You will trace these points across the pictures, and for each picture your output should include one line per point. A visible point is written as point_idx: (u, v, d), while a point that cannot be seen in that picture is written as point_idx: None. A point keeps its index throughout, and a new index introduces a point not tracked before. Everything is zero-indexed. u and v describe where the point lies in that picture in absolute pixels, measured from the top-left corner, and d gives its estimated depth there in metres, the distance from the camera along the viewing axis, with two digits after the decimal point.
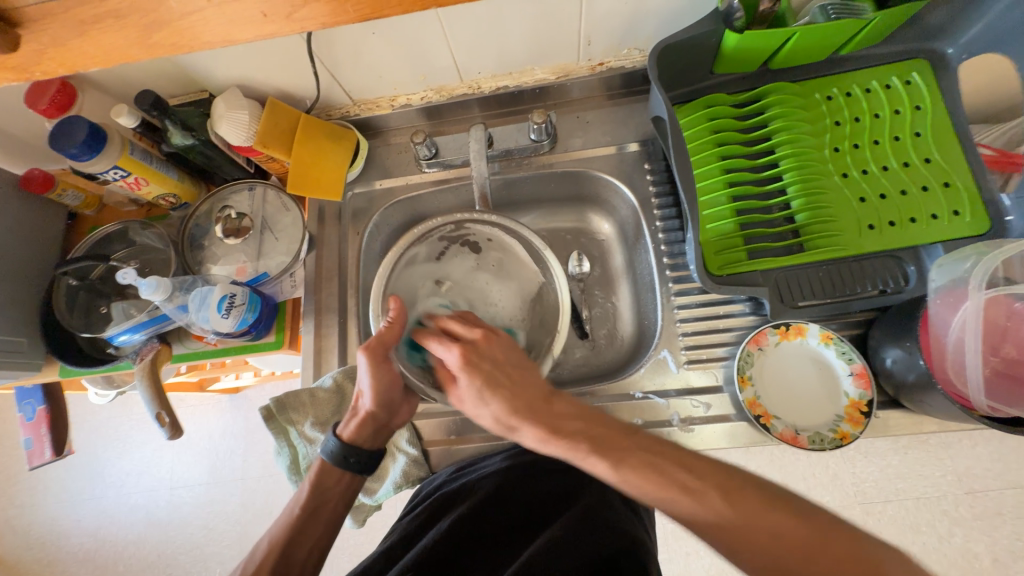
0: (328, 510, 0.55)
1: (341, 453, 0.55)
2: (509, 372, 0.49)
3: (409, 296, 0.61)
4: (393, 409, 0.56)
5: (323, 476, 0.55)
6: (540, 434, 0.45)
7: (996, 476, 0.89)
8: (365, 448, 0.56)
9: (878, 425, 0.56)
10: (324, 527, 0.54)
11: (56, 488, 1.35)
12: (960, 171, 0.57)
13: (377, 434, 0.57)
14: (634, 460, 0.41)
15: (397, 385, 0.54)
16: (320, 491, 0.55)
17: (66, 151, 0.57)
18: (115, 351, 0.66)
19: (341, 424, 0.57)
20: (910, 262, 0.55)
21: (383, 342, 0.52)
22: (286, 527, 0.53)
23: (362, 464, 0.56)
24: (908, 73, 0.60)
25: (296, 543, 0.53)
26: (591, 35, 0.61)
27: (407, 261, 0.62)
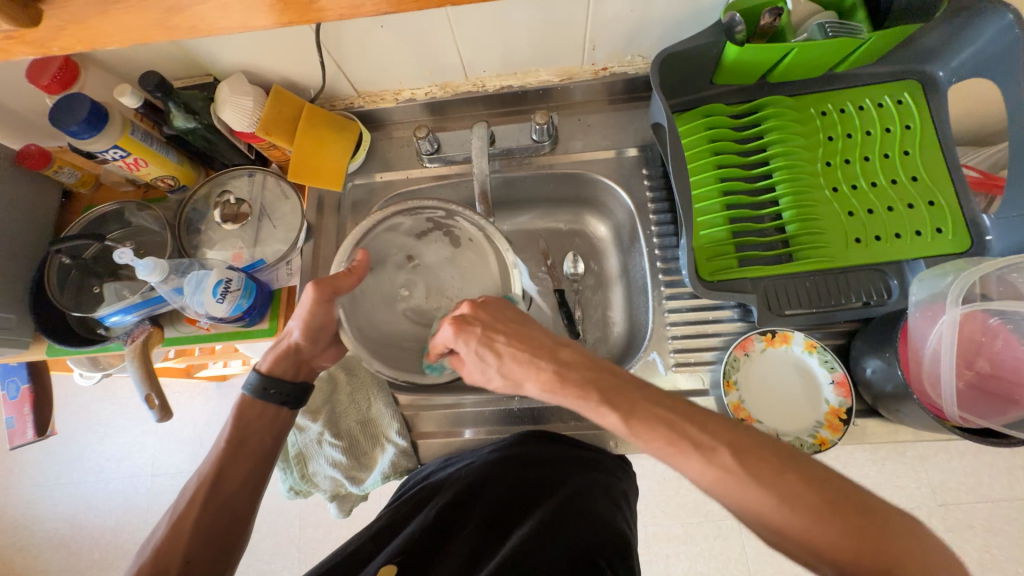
0: (253, 444, 0.55)
1: (262, 384, 0.56)
2: (501, 328, 0.50)
3: (376, 262, 0.60)
4: (320, 348, 0.57)
5: (246, 410, 0.56)
6: (544, 386, 0.48)
7: (970, 490, 0.93)
8: (285, 380, 0.56)
9: (857, 433, 0.58)
10: (252, 461, 0.55)
11: (33, 470, 1.33)
12: (944, 191, 0.59)
13: (299, 368, 0.58)
14: (645, 416, 0.45)
15: (330, 325, 0.56)
16: (243, 426, 0.55)
17: (66, 127, 0.56)
18: (105, 332, 0.65)
19: (263, 357, 0.58)
20: (893, 276, 0.57)
21: (334, 285, 0.53)
22: (214, 460, 0.54)
23: (282, 397, 0.56)
24: (899, 93, 0.62)
25: (225, 477, 0.53)
26: (596, 40, 0.63)
27: (389, 227, 0.61)
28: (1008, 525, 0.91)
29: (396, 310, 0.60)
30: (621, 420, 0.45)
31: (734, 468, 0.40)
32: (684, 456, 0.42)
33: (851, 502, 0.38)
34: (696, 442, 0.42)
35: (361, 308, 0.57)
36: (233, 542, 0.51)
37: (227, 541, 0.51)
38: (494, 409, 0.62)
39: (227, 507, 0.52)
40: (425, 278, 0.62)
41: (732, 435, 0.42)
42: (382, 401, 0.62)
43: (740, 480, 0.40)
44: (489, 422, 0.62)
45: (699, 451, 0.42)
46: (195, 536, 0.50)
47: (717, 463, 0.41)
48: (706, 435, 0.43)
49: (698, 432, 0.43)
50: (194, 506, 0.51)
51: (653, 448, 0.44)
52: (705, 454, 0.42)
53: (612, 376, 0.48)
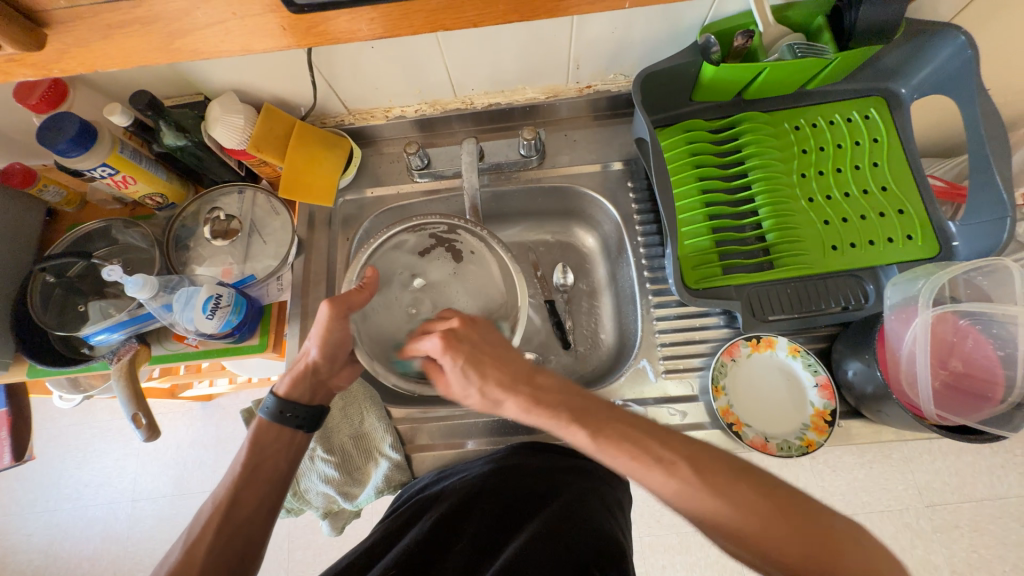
0: (271, 467, 0.54)
1: (279, 408, 0.55)
2: (485, 351, 0.51)
3: (383, 280, 0.61)
4: (337, 367, 0.57)
5: (261, 434, 0.55)
6: (522, 405, 0.49)
7: (954, 490, 0.95)
8: (302, 403, 0.56)
9: (842, 434, 0.59)
10: (269, 484, 0.53)
11: (5, 500, 1.27)
12: (912, 199, 0.62)
13: (315, 391, 0.57)
14: (612, 432, 0.45)
15: (347, 343, 0.55)
16: (259, 448, 0.54)
17: (53, 146, 0.56)
18: (90, 351, 0.64)
19: (280, 380, 0.57)
20: (869, 281, 0.60)
21: (351, 301, 0.53)
22: (228, 484, 0.52)
23: (299, 420, 0.56)
24: (867, 109, 0.66)
25: (239, 501, 0.51)
26: (580, 59, 0.65)
27: (394, 245, 0.63)
28: (993, 523, 0.93)
29: (403, 325, 0.60)
30: (588, 437, 0.45)
31: (693, 479, 0.42)
32: (647, 470, 0.43)
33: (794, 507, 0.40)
34: (656, 456, 0.43)
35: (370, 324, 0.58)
36: (245, 572, 0.49)
37: (240, 570, 0.49)
38: (487, 421, 0.62)
39: (242, 532, 0.50)
40: (432, 295, 0.63)
41: (690, 449, 0.43)
42: (375, 415, 0.62)
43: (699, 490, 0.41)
44: (483, 433, 0.63)
45: (660, 465, 0.43)
46: (208, 564, 0.47)
47: (679, 476, 0.42)
48: (667, 449, 0.43)
49: (659, 447, 0.44)
50: (209, 531, 0.49)
51: (622, 464, 0.44)
52: (665, 467, 0.43)
53: (580, 397, 0.48)
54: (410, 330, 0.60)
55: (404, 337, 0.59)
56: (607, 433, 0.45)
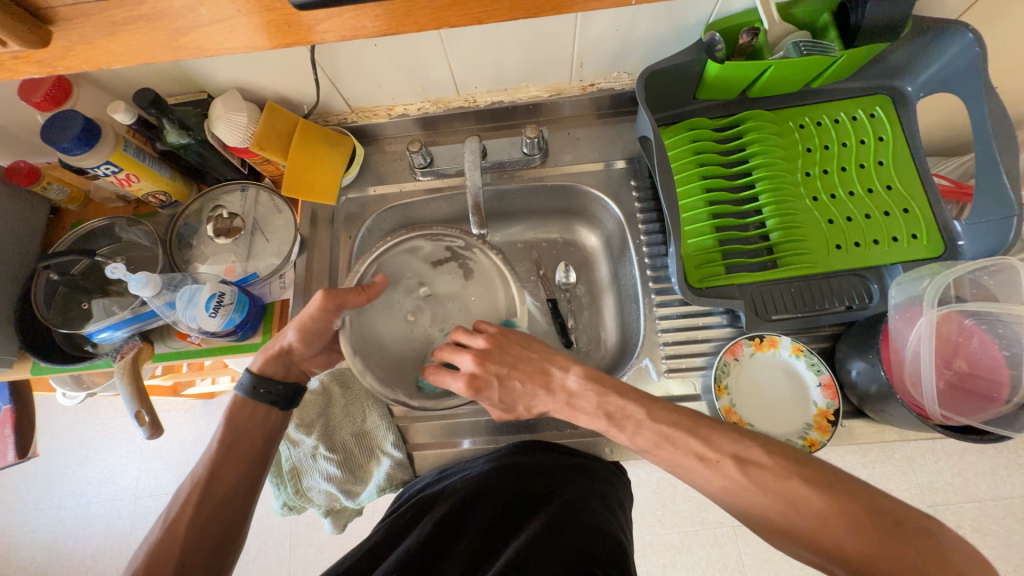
0: (247, 444, 0.54)
1: (252, 384, 0.55)
2: (515, 376, 0.51)
3: (386, 279, 0.59)
4: (313, 351, 0.56)
5: (236, 411, 0.55)
6: (561, 410, 0.53)
7: (957, 490, 0.95)
8: (277, 382, 0.56)
9: (845, 434, 0.59)
10: (248, 460, 0.54)
11: (10, 496, 1.28)
12: (917, 199, 0.62)
13: (289, 368, 0.57)
14: (649, 433, 0.48)
15: (328, 331, 0.54)
16: (236, 426, 0.54)
17: (58, 144, 0.56)
18: (93, 348, 0.64)
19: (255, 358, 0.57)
20: (873, 280, 0.60)
21: (341, 296, 0.52)
22: (207, 461, 0.53)
23: (273, 397, 0.55)
24: (872, 107, 0.65)
25: (218, 477, 0.52)
26: (584, 57, 0.65)
27: (408, 249, 0.60)
28: (996, 524, 0.93)
29: (397, 330, 0.57)
30: (625, 437, 0.49)
31: (740, 478, 0.43)
32: (693, 468, 0.45)
33: (863, 506, 0.39)
34: (700, 454, 0.45)
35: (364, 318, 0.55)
36: (227, 547, 0.50)
37: (221, 545, 0.49)
38: (489, 419, 0.62)
39: (225, 506, 0.51)
40: (433, 307, 0.60)
41: (738, 446, 0.45)
42: (377, 413, 0.62)
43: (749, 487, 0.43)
44: (486, 431, 0.63)
45: (705, 463, 0.45)
46: (188, 539, 0.48)
47: (725, 473, 0.44)
48: (711, 448, 0.45)
49: (704, 446, 0.45)
50: (188, 509, 0.50)
51: (665, 460, 0.47)
52: (710, 465, 0.45)
53: (616, 396, 0.49)
54: (403, 339, 0.57)
55: (394, 343, 0.56)
56: (645, 434, 0.48)
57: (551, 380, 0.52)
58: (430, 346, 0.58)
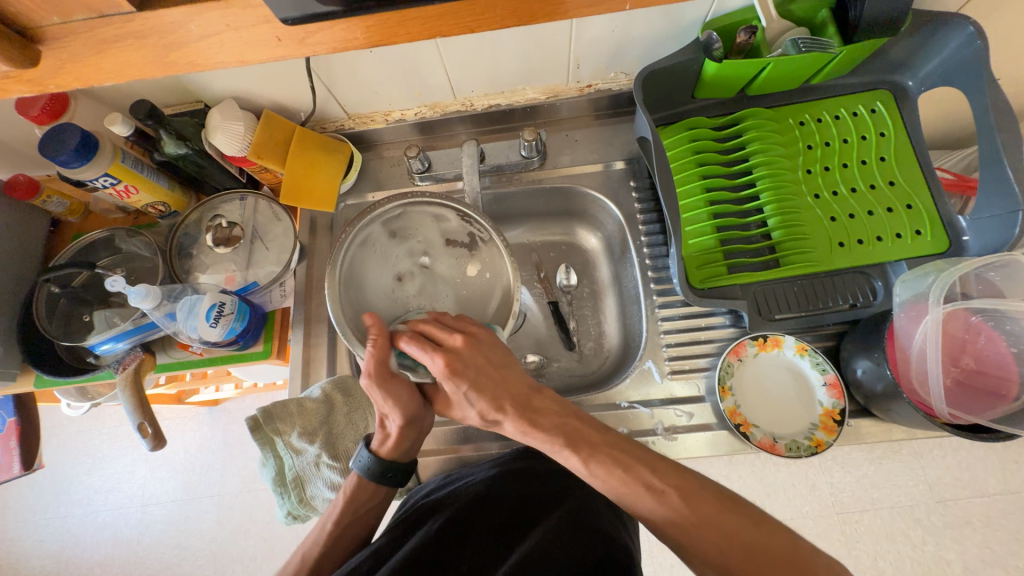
0: (365, 518, 0.57)
1: (380, 470, 0.55)
2: (490, 374, 0.50)
3: (399, 233, 0.58)
4: (420, 423, 0.56)
5: (358, 490, 0.56)
6: (519, 428, 0.50)
7: (966, 486, 0.94)
8: (399, 461, 0.56)
9: (851, 433, 0.59)
10: (360, 531, 0.57)
11: (18, 506, 1.29)
12: (921, 194, 0.61)
13: (411, 446, 0.57)
14: (603, 457, 0.46)
15: (410, 396, 0.53)
16: (355, 504, 0.56)
17: (55, 157, 0.56)
18: (95, 360, 0.64)
19: (372, 439, 0.57)
20: (877, 278, 0.59)
21: (381, 363, 0.49)
22: (321, 534, 0.56)
23: (396, 479, 0.56)
24: (873, 102, 0.65)
25: (334, 551, 0.55)
26: (580, 58, 0.64)
27: (434, 215, 0.58)
28: (1005, 519, 0.92)
29: (381, 282, 0.56)
30: (580, 463, 0.46)
31: (682, 507, 0.42)
32: (639, 497, 0.43)
33: (776, 537, 0.40)
34: (647, 484, 0.43)
35: (359, 258, 0.55)
36: None
37: None
38: (492, 424, 0.62)
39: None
40: (428, 280, 0.58)
41: (680, 478, 0.44)
42: None
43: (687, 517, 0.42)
44: (489, 437, 0.63)
45: (650, 491, 0.43)
46: None
47: (669, 504, 0.42)
48: (657, 477, 0.44)
49: (650, 474, 0.44)
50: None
51: (613, 489, 0.45)
52: (655, 496, 0.43)
53: (574, 419, 0.49)
54: (382, 294, 0.56)
55: (371, 295, 0.55)
56: (599, 459, 0.46)
57: (526, 394, 0.51)
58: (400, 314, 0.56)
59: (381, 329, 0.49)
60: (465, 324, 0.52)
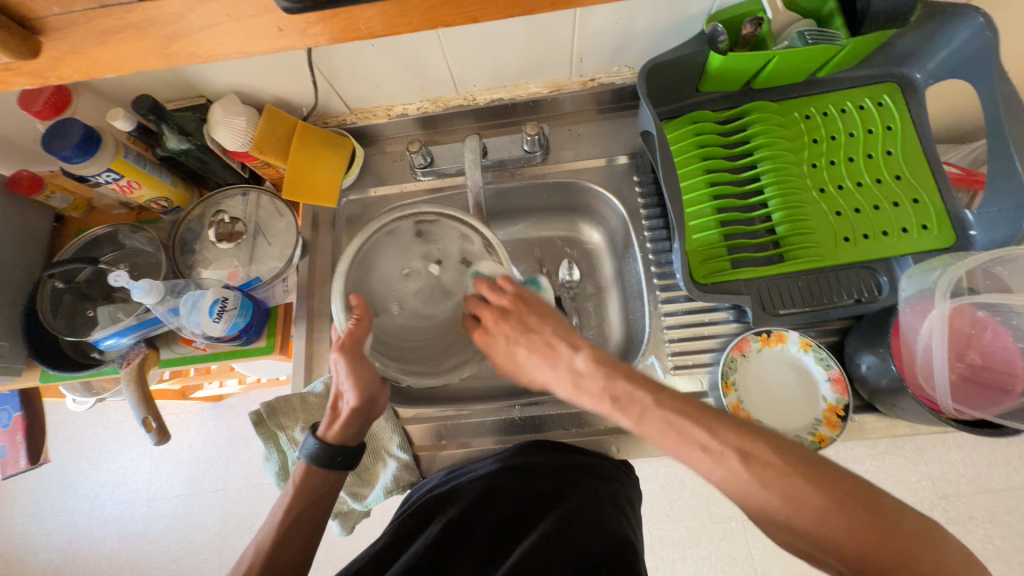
0: (314, 510, 0.54)
1: (328, 454, 0.54)
2: (525, 340, 0.55)
3: (424, 235, 0.57)
4: (373, 410, 0.54)
5: (307, 480, 0.54)
6: (572, 386, 0.52)
7: (969, 481, 0.94)
8: (349, 445, 0.55)
9: (855, 429, 0.58)
10: (310, 528, 0.54)
11: (25, 500, 1.30)
12: (927, 188, 0.60)
13: (362, 430, 0.56)
14: (657, 419, 0.46)
15: (378, 379, 0.52)
16: (307, 496, 0.54)
17: (58, 152, 0.56)
18: (100, 355, 0.65)
19: (321, 424, 0.56)
20: (882, 273, 0.59)
21: (358, 339, 0.50)
22: (273, 530, 0.53)
23: (347, 462, 0.55)
24: (880, 95, 0.64)
25: (282, 547, 0.53)
26: (584, 52, 0.64)
27: (462, 235, 0.57)
28: (1009, 515, 0.92)
29: (389, 272, 0.56)
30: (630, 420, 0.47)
31: (745, 473, 0.40)
32: (697, 458, 0.43)
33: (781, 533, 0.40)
34: (703, 445, 0.43)
35: (381, 242, 0.55)
36: None
37: None
38: (494, 419, 0.62)
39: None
40: (431, 285, 0.58)
41: (744, 439, 0.42)
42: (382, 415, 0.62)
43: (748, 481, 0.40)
44: (493, 432, 0.63)
45: (707, 453, 0.42)
46: None
47: (728, 467, 0.41)
48: (716, 439, 0.42)
49: (706, 435, 0.43)
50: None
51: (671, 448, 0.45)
52: (714, 457, 0.42)
53: (624, 380, 0.49)
54: (385, 284, 0.56)
55: (378, 284, 0.55)
56: (652, 420, 0.46)
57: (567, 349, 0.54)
58: (393, 306, 0.56)
59: (365, 311, 0.50)
60: (503, 295, 0.56)
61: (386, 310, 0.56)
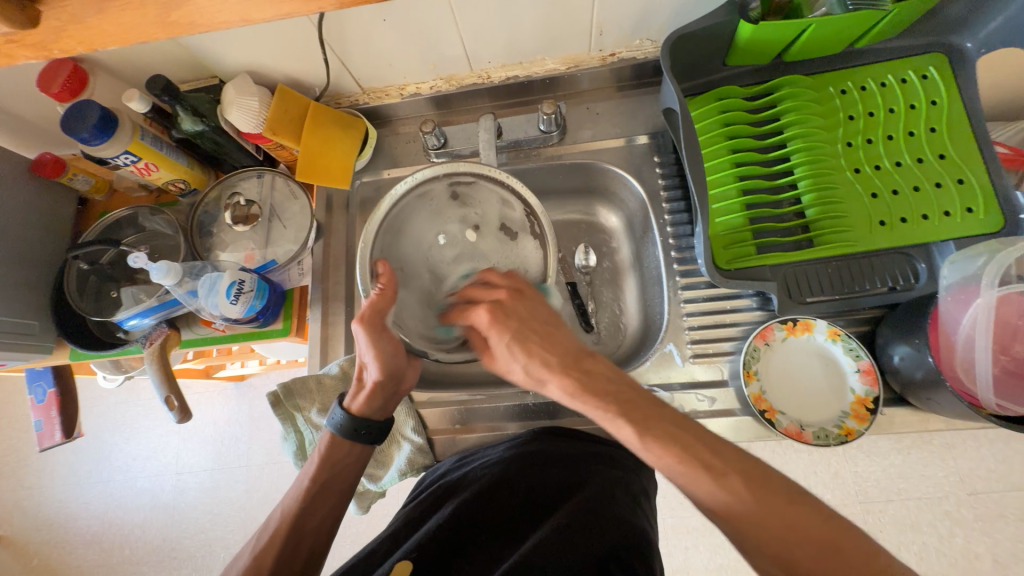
0: (343, 480, 0.55)
1: (352, 427, 0.55)
2: (534, 328, 0.50)
3: (461, 198, 0.59)
4: (397, 379, 0.54)
5: (333, 449, 0.55)
6: (566, 390, 0.47)
7: (1000, 478, 0.89)
8: (374, 419, 0.55)
9: (884, 422, 0.56)
10: (336, 498, 0.55)
11: (64, 471, 1.37)
12: (975, 168, 0.56)
13: (387, 404, 0.56)
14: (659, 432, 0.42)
15: (401, 352, 0.52)
16: (331, 466, 0.55)
17: (78, 134, 0.57)
18: (124, 335, 0.66)
19: (348, 396, 0.56)
20: (921, 260, 0.55)
21: (379, 311, 0.50)
22: (298, 498, 0.54)
23: (373, 436, 0.55)
24: (925, 68, 0.59)
25: (307, 515, 0.53)
26: (603, 24, 0.61)
27: (503, 199, 0.58)
28: None
29: (424, 237, 0.59)
30: (635, 435, 0.42)
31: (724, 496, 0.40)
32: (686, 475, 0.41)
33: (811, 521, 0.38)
34: (708, 465, 0.40)
35: (416, 209, 0.58)
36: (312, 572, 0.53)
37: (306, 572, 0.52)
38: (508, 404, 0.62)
39: (306, 544, 0.53)
40: (467, 250, 0.59)
41: (749, 465, 0.40)
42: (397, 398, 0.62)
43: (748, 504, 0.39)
44: (507, 418, 0.63)
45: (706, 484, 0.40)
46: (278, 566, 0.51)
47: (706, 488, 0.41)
48: (719, 459, 0.40)
49: (711, 455, 0.41)
50: (274, 544, 0.52)
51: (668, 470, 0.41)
52: (716, 478, 0.40)
53: None
54: (417, 249, 0.59)
55: (411, 250, 0.58)
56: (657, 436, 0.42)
57: (575, 354, 0.48)
58: (426, 270, 0.58)
59: (390, 279, 0.51)
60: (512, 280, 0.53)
61: (419, 276, 0.58)
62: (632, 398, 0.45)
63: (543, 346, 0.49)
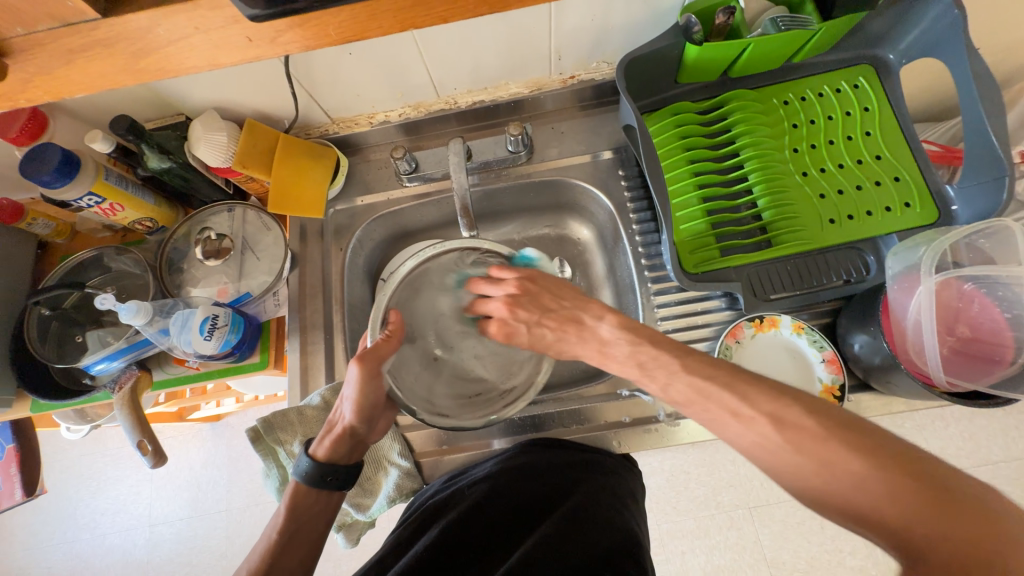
0: (311, 530, 0.53)
1: (318, 473, 0.54)
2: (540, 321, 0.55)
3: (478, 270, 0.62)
4: (373, 426, 0.56)
5: (299, 497, 0.54)
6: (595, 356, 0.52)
7: (969, 454, 0.94)
8: (342, 465, 0.55)
9: (852, 408, 0.59)
10: (306, 550, 0.53)
11: (23, 534, 1.28)
12: (908, 166, 0.61)
13: (354, 450, 0.56)
14: None
15: (382, 400, 0.54)
16: (299, 516, 0.53)
17: (37, 178, 0.56)
18: (92, 381, 0.64)
19: (314, 442, 0.56)
20: (869, 252, 0.59)
21: (381, 356, 0.52)
22: (265, 552, 0.52)
23: (339, 482, 0.54)
24: (856, 78, 0.64)
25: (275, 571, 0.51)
26: (562, 50, 0.64)
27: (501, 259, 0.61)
28: (1011, 485, 0.93)
29: (432, 303, 0.61)
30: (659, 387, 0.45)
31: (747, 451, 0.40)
32: None
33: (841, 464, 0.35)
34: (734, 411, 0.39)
35: (433, 273, 0.60)
36: None
37: None
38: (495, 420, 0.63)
39: None
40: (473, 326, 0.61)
41: (778, 404, 0.38)
42: None
43: (787, 451, 0.37)
44: (494, 434, 0.63)
45: None
46: None
47: None
48: (748, 404, 0.39)
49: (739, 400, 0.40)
50: None
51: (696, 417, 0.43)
52: (745, 422, 0.39)
53: (649, 344, 0.47)
54: (428, 311, 0.61)
55: (420, 313, 0.60)
56: (678, 387, 0.43)
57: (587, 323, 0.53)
58: (430, 334, 0.60)
59: (398, 327, 0.54)
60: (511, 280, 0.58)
61: (423, 337, 0.60)
62: (643, 347, 0.47)
63: (561, 325, 0.54)
